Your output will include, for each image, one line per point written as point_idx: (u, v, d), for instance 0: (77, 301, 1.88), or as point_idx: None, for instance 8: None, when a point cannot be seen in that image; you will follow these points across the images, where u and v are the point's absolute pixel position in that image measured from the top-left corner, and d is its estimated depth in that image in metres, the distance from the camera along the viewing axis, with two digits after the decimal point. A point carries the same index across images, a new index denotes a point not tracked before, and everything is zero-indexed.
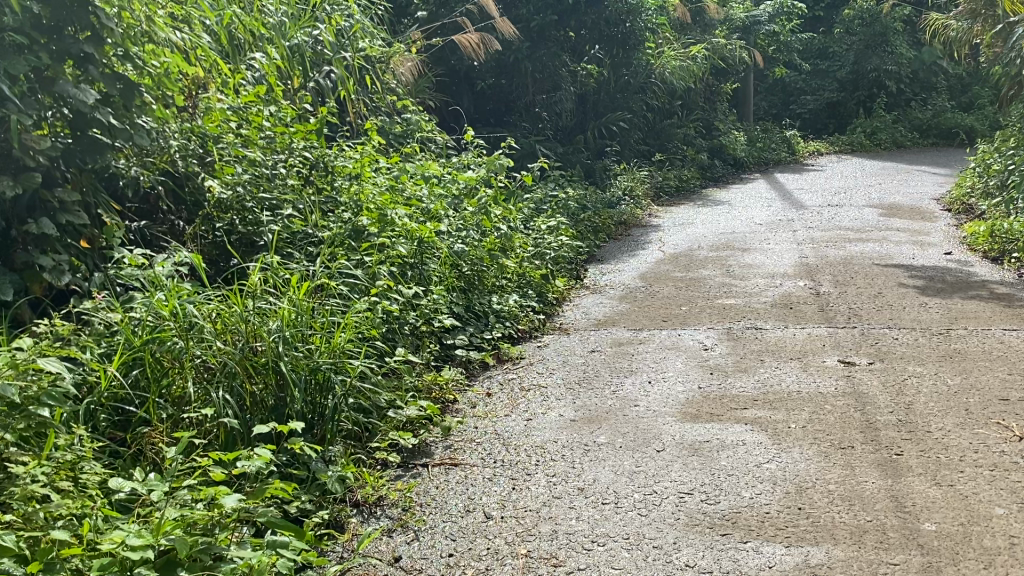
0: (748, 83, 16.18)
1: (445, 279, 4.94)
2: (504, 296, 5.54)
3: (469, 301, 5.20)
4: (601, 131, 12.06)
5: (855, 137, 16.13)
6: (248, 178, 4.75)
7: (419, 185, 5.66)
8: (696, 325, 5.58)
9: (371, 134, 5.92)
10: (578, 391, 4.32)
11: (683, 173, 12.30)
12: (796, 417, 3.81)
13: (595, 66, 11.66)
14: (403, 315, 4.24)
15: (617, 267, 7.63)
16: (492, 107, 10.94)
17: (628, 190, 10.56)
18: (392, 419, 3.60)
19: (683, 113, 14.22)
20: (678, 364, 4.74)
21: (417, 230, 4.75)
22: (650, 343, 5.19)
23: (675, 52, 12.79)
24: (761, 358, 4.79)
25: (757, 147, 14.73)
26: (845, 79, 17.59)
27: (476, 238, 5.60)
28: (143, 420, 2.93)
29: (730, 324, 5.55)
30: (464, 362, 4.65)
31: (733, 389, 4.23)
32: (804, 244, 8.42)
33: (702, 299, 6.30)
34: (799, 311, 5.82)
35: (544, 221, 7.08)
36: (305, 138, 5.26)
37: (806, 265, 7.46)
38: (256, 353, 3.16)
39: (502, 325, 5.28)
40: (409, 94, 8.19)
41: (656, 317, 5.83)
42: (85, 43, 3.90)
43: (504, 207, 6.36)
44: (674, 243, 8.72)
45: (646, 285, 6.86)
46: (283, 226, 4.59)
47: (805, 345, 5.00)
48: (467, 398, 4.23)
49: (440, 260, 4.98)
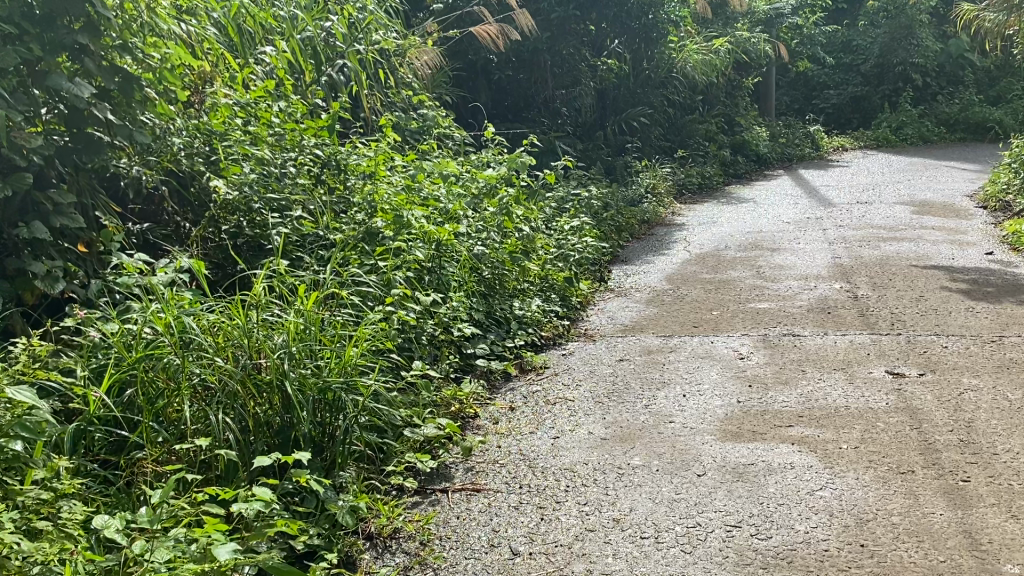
0: (771, 77, 15.81)
1: (465, 284, 4.66)
2: (527, 302, 5.26)
3: (489, 307, 4.92)
4: (622, 127, 11.76)
5: (882, 132, 15.73)
6: (255, 177, 4.48)
7: (436, 184, 5.37)
8: (730, 331, 5.27)
9: (386, 130, 5.64)
10: (608, 405, 4.02)
11: (706, 170, 11.97)
12: (847, 437, 3.50)
13: (615, 60, 11.36)
14: (421, 325, 3.96)
15: (642, 268, 7.33)
16: (510, 102, 10.65)
17: (651, 188, 10.25)
18: (409, 438, 3.33)
19: (705, 108, 13.88)
20: (714, 374, 4.44)
21: (435, 235, 4.47)
22: (681, 351, 4.89)
23: (696, 45, 12.45)
24: (802, 368, 4.48)
25: (780, 143, 14.37)
26: (870, 73, 17.19)
27: (497, 240, 5.31)
28: (138, 444, 2.69)
29: (765, 330, 5.24)
30: (484, 373, 4.37)
31: (775, 404, 3.93)
32: (836, 244, 8.08)
33: (734, 303, 5.99)
34: (838, 317, 5.50)
35: (566, 221, 6.79)
36: (316, 135, 4.98)
37: (841, 266, 7.13)
38: (259, 371, 2.88)
39: (524, 332, 5.00)
40: (425, 89, 7.92)
41: (686, 323, 5.52)
42: (79, 34, 3.65)
43: (525, 207, 6.06)
44: (700, 242, 8.40)
45: (673, 287, 6.56)
46: (293, 229, 4.36)
47: (848, 354, 4.68)
48: (489, 413, 3.95)
49: (459, 264, 4.70)
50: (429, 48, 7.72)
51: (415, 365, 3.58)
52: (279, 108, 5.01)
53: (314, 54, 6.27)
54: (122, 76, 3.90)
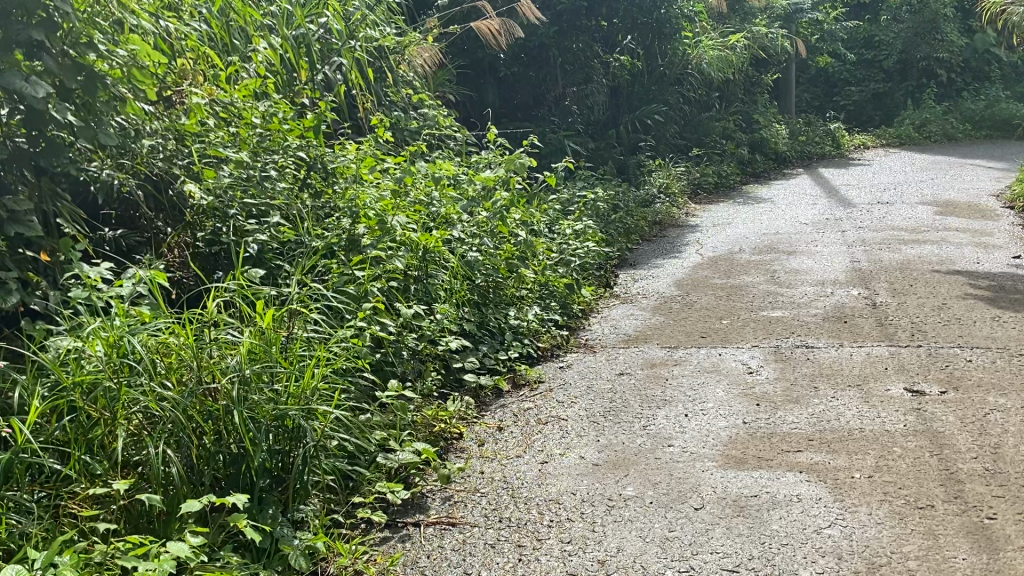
0: (791, 73, 15.43)
1: (455, 294, 4.40)
2: (523, 311, 5.00)
3: (482, 318, 4.69)
4: (635, 125, 11.45)
5: (904, 129, 15.33)
6: (232, 180, 4.24)
7: (428, 187, 5.10)
8: (738, 342, 4.97)
9: (379, 131, 5.38)
10: (603, 426, 3.74)
11: (722, 170, 11.64)
12: (859, 465, 3.21)
13: (628, 57, 11.05)
14: (401, 341, 3.70)
15: (650, 273, 7.04)
16: (519, 101, 10.37)
17: (663, 188, 9.95)
18: (381, 465, 3.08)
19: (721, 106, 13.53)
20: (719, 391, 4.15)
21: (415, 242, 4.13)
22: (686, 364, 4.61)
23: (712, 41, 12.10)
24: (815, 385, 4.17)
25: (799, 141, 13.99)
26: (892, 69, 16.76)
27: (492, 246, 5.04)
28: (73, 477, 2.46)
29: (777, 342, 4.94)
30: (474, 390, 4.11)
31: (783, 426, 3.64)
32: (855, 247, 7.76)
33: (745, 311, 5.69)
34: (855, 327, 5.19)
35: (569, 225, 6.52)
36: (301, 135, 4.72)
37: (859, 270, 6.80)
38: (210, 398, 2.63)
39: (520, 344, 4.74)
40: (427, 87, 7.68)
41: (693, 333, 5.23)
42: (35, 29, 3.41)
43: (524, 210, 5.78)
44: (713, 245, 8.09)
45: (682, 294, 6.27)
46: (271, 236, 4.10)
47: (864, 369, 4.38)
48: (474, 434, 3.69)
49: (448, 273, 4.45)
50: (430, 44, 7.46)
51: (391, 384, 3.32)
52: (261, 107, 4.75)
53: (306, 51, 6.02)
54: (86, 74, 3.63)
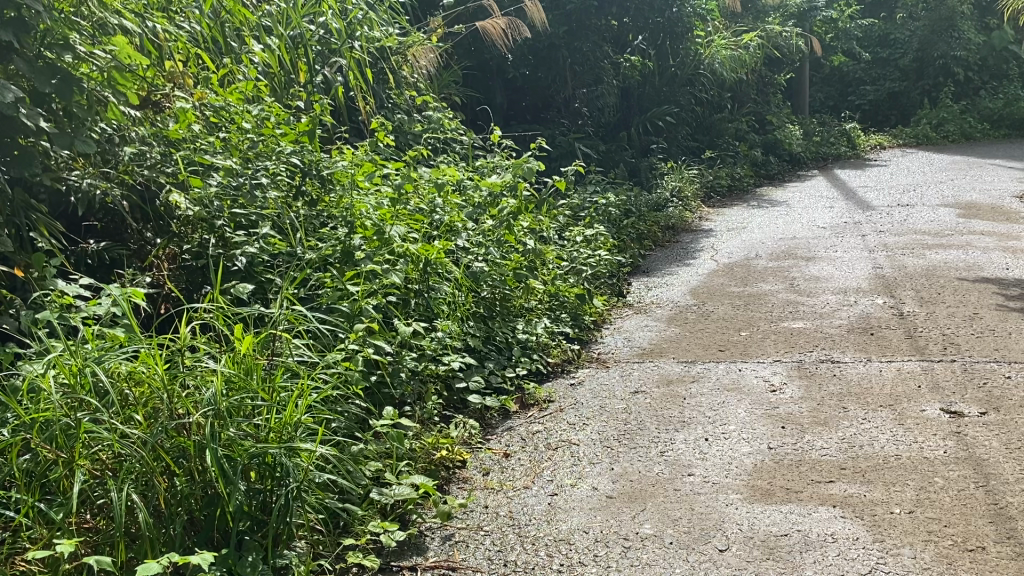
0: (805, 73, 15.14)
1: (458, 308, 4.14)
2: (531, 324, 4.74)
3: (488, 332, 4.45)
4: (647, 127, 11.18)
5: (921, 129, 15.00)
6: (220, 189, 3.98)
7: (430, 194, 4.84)
8: (760, 357, 4.70)
9: (379, 135, 5.13)
10: (618, 452, 3.47)
11: (736, 172, 11.35)
12: (899, 498, 2.94)
13: (639, 57, 10.79)
14: (399, 362, 3.44)
15: (664, 280, 6.77)
16: (528, 103, 10.13)
17: (676, 191, 9.68)
18: (374, 502, 2.82)
19: (734, 106, 13.23)
20: (741, 411, 3.88)
21: (411, 255, 3.87)
22: (705, 381, 4.33)
23: (725, 40, 11.81)
24: (843, 405, 3.89)
25: (814, 142, 13.68)
26: (909, 68, 16.44)
27: (498, 256, 4.77)
28: (28, 527, 2.22)
29: (801, 356, 4.66)
30: (479, 411, 3.85)
31: (812, 452, 3.36)
32: (877, 252, 7.47)
33: (764, 322, 5.41)
34: (882, 339, 4.91)
35: (580, 231, 6.26)
36: (294, 141, 4.46)
37: (883, 277, 6.51)
38: (183, 434, 2.37)
39: (528, 360, 4.48)
40: (432, 89, 7.44)
41: (710, 346, 4.95)
42: (2, 29, 3.17)
43: (532, 217, 5.52)
44: (728, 251, 7.81)
45: (698, 303, 6.00)
46: (261, 249, 3.85)
47: (896, 388, 4.09)
48: (479, 462, 3.42)
49: (451, 285, 4.18)
50: (433, 44, 7.20)
51: (387, 411, 3.06)
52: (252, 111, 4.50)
53: (304, 53, 5.78)
54: (60, 77, 3.39)
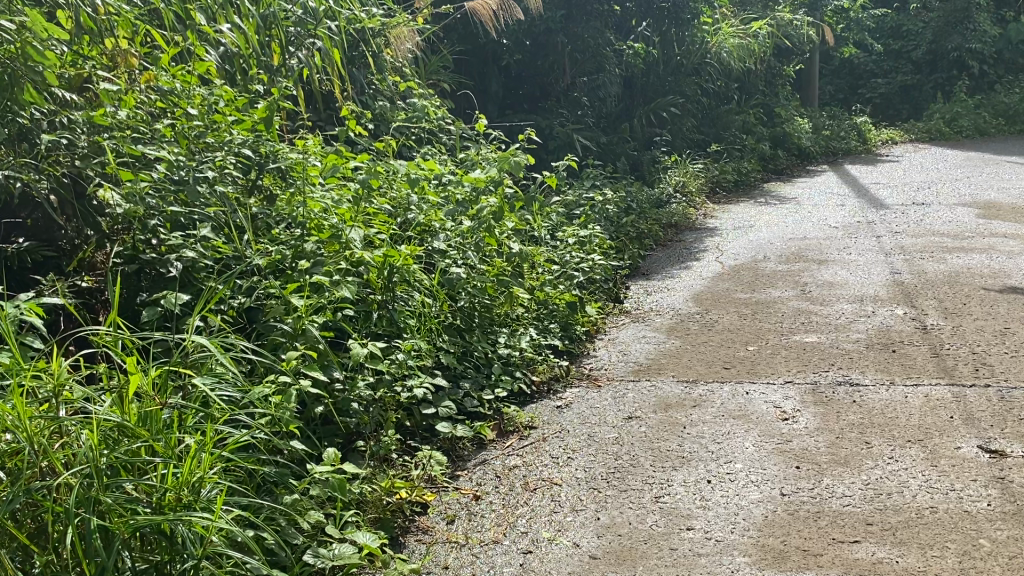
0: (815, 64, 14.59)
1: (426, 321, 3.65)
2: (515, 337, 4.26)
3: (465, 346, 3.96)
4: (650, 118, 10.67)
5: (934, 124, 14.46)
6: (157, 183, 3.51)
7: (404, 191, 4.34)
8: (769, 377, 4.20)
9: (349, 123, 4.63)
10: (605, 496, 2.99)
11: (743, 167, 10.85)
12: (938, 568, 2.46)
13: (642, 44, 10.26)
14: (353, 390, 2.97)
15: (665, 284, 6.29)
16: (526, 91, 9.41)
17: (679, 186, 9.19)
18: (306, 565, 2.33)
19: (741, 97, 12.70)
20: (749, 446, 3.38)
21: (367, 261, 3.33)
22: (707, 407, 3.83)
23: (732, 29, 11.28)
24: (866, 441, 3.39)
25: (824, 136, 13.17)
26: (922, 60, 15.87)
27: (477, 261, 4.27)
28: None
29: (815, 378, 4.16)
30: (449, 441, 3.36)
31: (832, 501, 2.88)
32: (893, 256, 6.96)
33: (774, 334, 4.91)
34: (906, 358, 4.41)
35: (573, 230, 5.76)
36: (246, 130, 3.99)
37: (901, 285, 6.01)
38: (52, 498, 1.90)
39: (510, 379, 3.99)
40: (417, 76, 6.93)
41: (714, 363, 4.46)
42: None
43: (519, 216, 5.04)
44: (734, 251, 7.32)
45: (701, 311, 5.51)
46: (199, 254, 3.35)
47: (924, 419, 3.59)
48: (444, 506, 2.94)
49: (420, 295, 3.69)
50: (418, 26, 6.68)
51: (327, 456, 2.59)
52: (199, 97, 4.03)
53: (275, 33, 5.29)
54: None
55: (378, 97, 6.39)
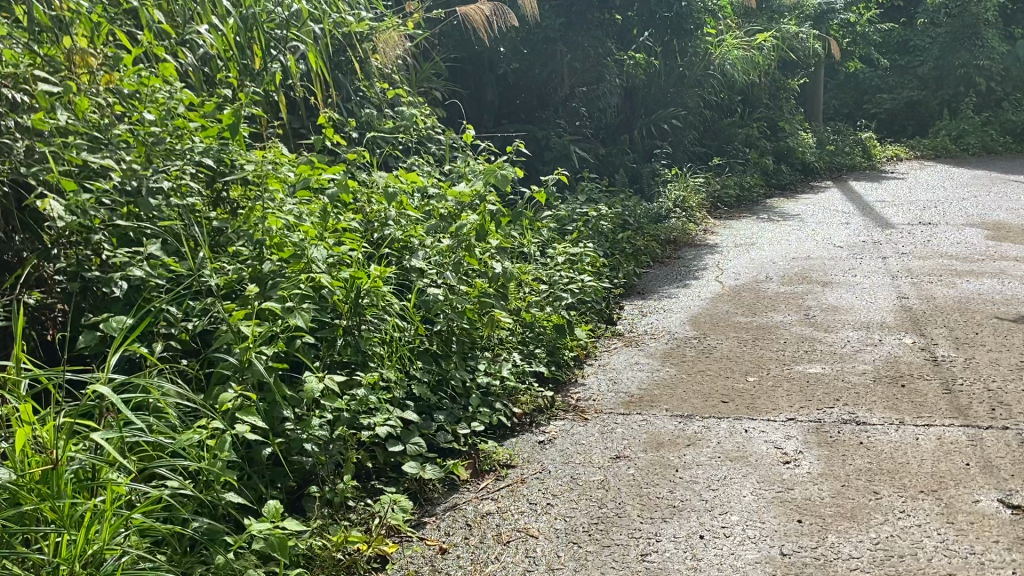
0: (821, 78, 14.32)
1: (397, 348, 3.36)
2: (496, 364, 3.97)
3: (441, 375, 3.66)
4: (650, 130, 10.38)
5: (940, 140, 14.18)
6: (106, 192, 3.23)
7: (381, 205, 4.06)
8: (770, 413, 3.90)
9: (325, 132, 4.36)
10: (585, 553, 2.69)
11: (744, 182, 10.57)
12: None
13: (644, 55, 9.97)
14: (307, 428, 2.69)
15: (661, 304, 6.00)
16: (522, 100, 9.12)
17: (679, 201, 8.92)
18: None
19: (744, 110, 12.41)
20: (746, 494, 3.09)
21: (325, 283, 3.01)
22: (702, 446, 3.54)
23: (736, 40, 11.03)
24: (875, 490, 3.09)
25: (827, 151, 12.89)
26: (928, 76, 15.58)
27: (458, 283, 3.98)
28: None
29: (819, 415, 3.86)
30: (418, 482, 3.07)
31: (837, 565, 2.58)
32: (900, 279, 6.66)
33: (774, 364, 4.62)
34: (917, 394, 4.10)
35: (565, 247, 5.47)
36: (208, 137, 3.70)
37: (909, 311, 5.71)
38: None
39: (489, 411, 3.70)
40: (407, 83, 6.66)
41: (710, 395, 4.16)
42: None
43: (507, 232, 4.75)
44: (735, 270, 7.03)
45: (697, 336, 5.22)
46: (146, 272, 3.06)
47: (939, 465, 3.28)
48: (405, 561, 2.64)
49: (391, 320, 3.39)
50: (409, 31, 6.39)
51: (268, 509, 2.30)
52: (158, 101, 3.75)
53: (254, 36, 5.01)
54: None
55: (364, 104, 6.11)
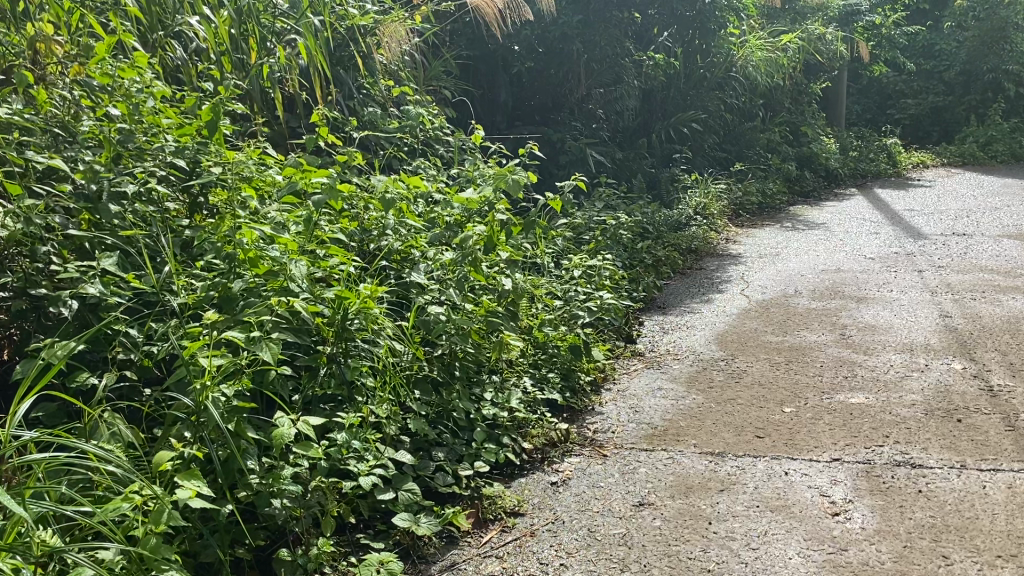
0: (844, 82, 13.83)
1: (391, 377, 2.94)
2: (504, 393, 3.55)
3: (442, 406, 3.25)
4: (670, 134, 9.94)
5: (967, 147, 13.69)
6: (63, 197, 2.84)
7: (379, 213, 3.66)
8: (813, 452, 3.46)
9: (319, 131, 3.95)
10: None
11: (767, 188, 10.13)
12: None
13: (664, 55, 9.51)
14: (277, 482, 2.27)
15: (683, 320, 5.58)
16: (537, 101, 8.69)
17: (700, 208, 8.50)
18: None
19: (766, 114, 11.96)
20: (793, 556, 2.66)
21: (299, 308, 2.55)
22: (738, 492, 3.11)
23: (760, 42, 10.58)
24: (943, 554, 2.66)
25: (852, 157, 12.41)
26: (954, 81, 15.07)
27: (463, 301, 3.56)
28: None
29: (870, 455, 3.41)
30: (410, 536, 2.67)
31: None
32: (938, 295, 6.22)
33: (813, 392, 4.18)
34: (977, 430, 3.65)
35: (581, 258, 5.05)
36: (181, 135, 3.28)
37: (953, 330, 5.26)
38: None
39: (495, 447, 3.28)
40: (414, 81, 6.25)
41: (744, 429, 3.72)
42: None
43: (517, 242, 4.32)
44: (761, 283, 6.59)
45: (725, 357, 4.79)
46: (103, 289, 2.67)
47: (1015, 522, 2.84)
48: None
49: (386, 345, 2.97)
50: (416, 24, 5.97)
51: None
52: (128, 94, 3.31)
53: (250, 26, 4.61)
54: None
55: (367, 103, 5.69)
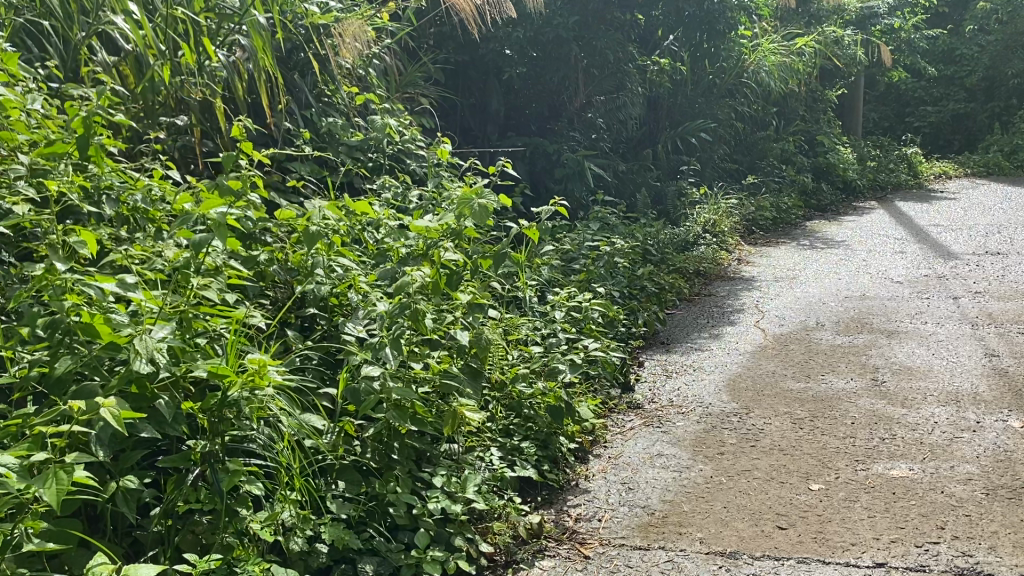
0: (860, 89, 13.07)
1: (292, 478, 2.25)
2: (460, 476, 2.84)
3: (373, 503, 2.54)
4: (676, 144, 9.21)
5: (992, 156, 12.89)
6: None
7: (307, 251, 2.96)
8: (850, 553, 2.73)
9: (244, 148, 3.27)
10: None
11: (781, 203, 9.38)
12: None
13: (670, 60, 8.77)
14: None
15: (688, 360, 4.84)
16: (533, 110, 7.88)
17: (709, 225, 7.78)
18: None
19: (780, 123, 11.21)
20: None
21: (115, 416, 1.81)
22: None
23: (773, 46, 9.86)
24: None
25: (869, 167, 11.63)
26: (977, 87, 14.25)
27: (408, 362, 2.85)
28: None
29: (925, 561, 2.67)
30: None
31: None
32: (979, 328, 5.45)
33: (846, 462, 3.43)
34: None
35: (568, 292, 4.34)
36: (47, 155, 2.62)
37: (1004, 375, 4.50)
38: None
39: (443, 552, 2.56)
40: (384, 90, 5.54)
41: (762, 516, 2.99)
42: None
43: (486, 278, 3.60)
44: (778, 313, 5.85)
45: (736, 409, 4.05)
46: None
47: None
48: None
49: (286, 433, 2.27)
50: (383, 24, 5.25)
51: None
52: None
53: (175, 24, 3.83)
54: None
55: (327, 112, 4.98)
